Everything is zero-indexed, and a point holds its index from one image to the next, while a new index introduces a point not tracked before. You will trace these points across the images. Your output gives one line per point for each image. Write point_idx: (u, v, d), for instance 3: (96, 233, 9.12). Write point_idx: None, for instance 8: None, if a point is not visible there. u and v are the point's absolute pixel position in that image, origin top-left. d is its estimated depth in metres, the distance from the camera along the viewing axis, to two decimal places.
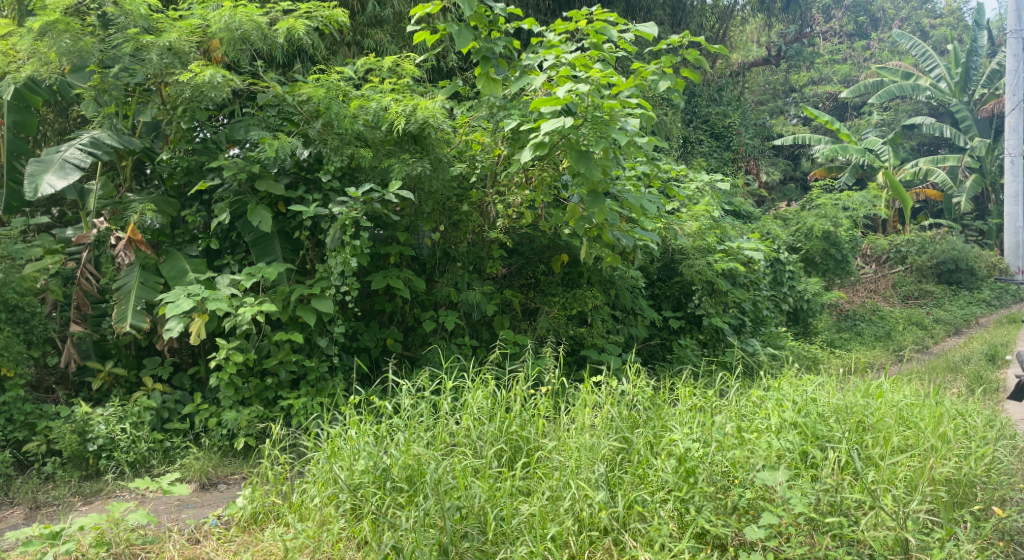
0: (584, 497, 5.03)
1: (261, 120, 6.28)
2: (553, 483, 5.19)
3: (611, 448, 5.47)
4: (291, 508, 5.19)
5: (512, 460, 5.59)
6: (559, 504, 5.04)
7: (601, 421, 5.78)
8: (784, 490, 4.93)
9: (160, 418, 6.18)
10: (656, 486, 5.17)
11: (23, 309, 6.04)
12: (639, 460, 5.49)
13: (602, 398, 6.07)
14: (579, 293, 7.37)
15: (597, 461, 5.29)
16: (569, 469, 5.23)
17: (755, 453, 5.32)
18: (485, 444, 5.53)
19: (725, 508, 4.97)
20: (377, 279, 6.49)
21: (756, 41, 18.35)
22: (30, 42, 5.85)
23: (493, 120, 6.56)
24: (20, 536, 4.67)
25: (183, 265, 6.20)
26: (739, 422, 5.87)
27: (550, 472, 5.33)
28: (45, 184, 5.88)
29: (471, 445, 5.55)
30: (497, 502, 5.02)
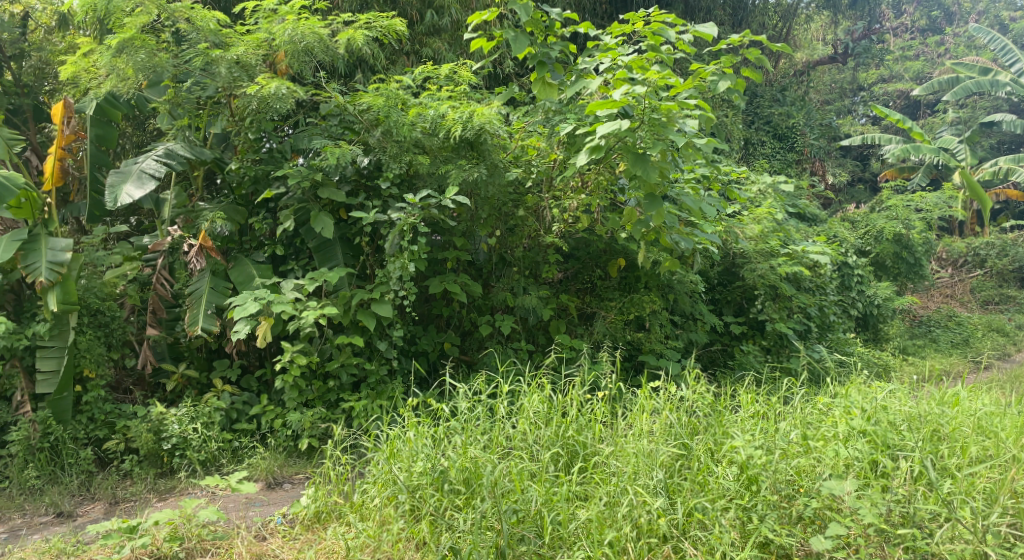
0: (642, 504, 4.99)
1: (323, 129, 6.48)
2: (610, 488, 5.13)
3: (670, 454, 5.39)
4: (351, 507, 5.29)
5: (569, 464, 5.56)
6: (617, 509, 5.00)
7: (659, 427, 5.70)
8: (853, 500, 4.87)
9: (229, 419, 6.37)
10: (717, 494, 5.09)
11: (104, 314, 6.41)
12: (699, 467, 5.39)
13: (661, 404, 5.96)
14: (636, 298, 7.32)
15: (656, 467, 5.24)
16: (627, 474, 5.19)
17: (822, 461, 5.24)
18: (541, 448, 5.53)
19: (789, 518, 4.95)
20: (434, 284, 6.59)
21: (820, 39, 18.11)
22: (108, 59, 6.14)
23: (549, 123, 6.58)
24: (99, 529, 4.91)
25: (250, 271, 6.37)
26: (805, 429, 5.72)
27: (608, 477, 5.28)
28: (123, 195, 6.09)
29: (528, 449, 5.57)
30: (553, 506, 5.03)
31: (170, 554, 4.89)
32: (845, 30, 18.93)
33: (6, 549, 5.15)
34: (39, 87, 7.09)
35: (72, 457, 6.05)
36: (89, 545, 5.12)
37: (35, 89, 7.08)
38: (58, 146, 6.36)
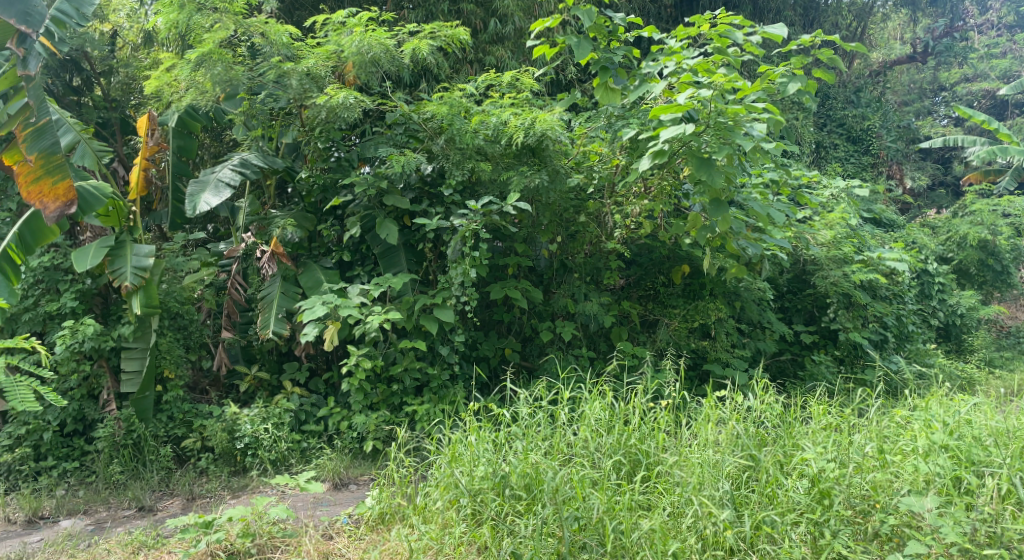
0: (708, 515, 4.90)
1: (388, 138, 6.56)
2: (674, 498, 5.07)
3: (736, 466, 5.28)
4: (414, 510, 5.33)
5: (631, 473, 5.48)
6: (682, 520, 4.95)
7: (725, 437, 5.54)
8: (934, 518, 4.70)
9: (298, 420, 6.53)
10: (786, 508, 4.99)
11: (183, 317, 6.75)
12: (767, 479, 5.26)
13: (727, 414, 5.81)
14: (701, 305, 7.27)
15: (722, 478, 5.14)
16: (692, 485, 5.09)
17: (900, 477, 5.07)
18: (603, 456, 5.46)
19: (864, 535, 4.84)
20: (495, 289, 6.66)
21: (899, 39, 17.71)
22: (188, 72, 6.38)
23: (611, 129, 6.58)
24: (179, 522, 5.13)
25: (318, 276, 6.56)
26: (881, 443, 5.49)
27: (672, 487, 5.20)
28: (201, 203, 6.30)
29: (589, 456, 5.50)
30: (616, 514, 4.98)
31: (243, 550, 5.02)
32: (922, 28, 17.92)
33: (91, 540, 5.38)
34: (125, 101, 7.44)
35: (153, 454, 6.28)
36: (167, 538, 5.30)
37: (122, 104, 7.44)
38: (143, 157, 6.65)
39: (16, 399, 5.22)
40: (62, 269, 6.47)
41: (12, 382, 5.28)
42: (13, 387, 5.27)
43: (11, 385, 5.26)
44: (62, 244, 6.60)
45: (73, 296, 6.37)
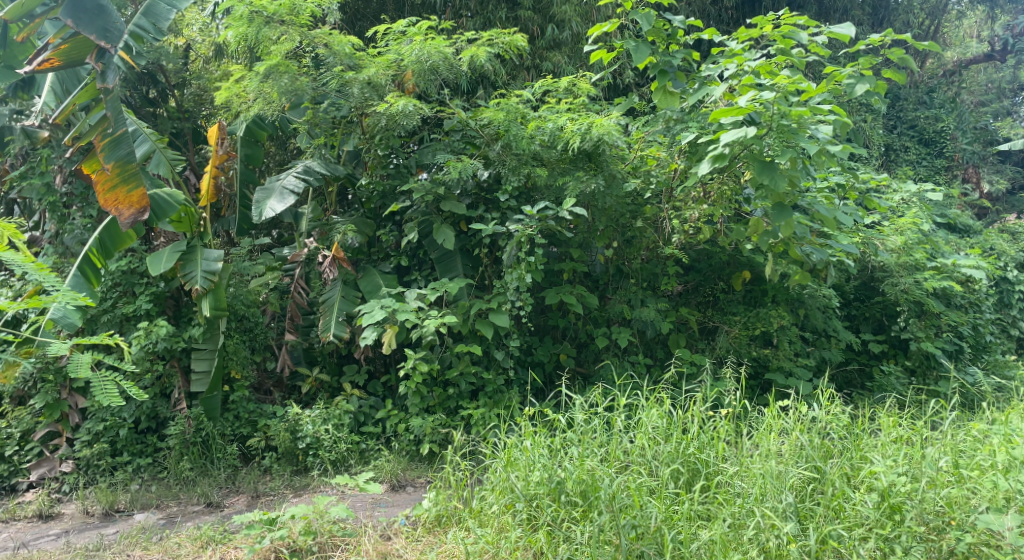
0: (770, 528, 4.82)
1: (446, 144, 6.63)
2: (735, 509, 4.95)
3: (801, 477, 5.16)
4: (471, 513, 5.38)
5: (690, 483, 5.38)
6: (743, 532, 4.82)
7: (789, 448, 5.43)
8: (1015, 536, 4.50)
9: (357, 421, 6.65)
10: (855, 522, 4.86)
11: (249, 319, 6.90)
12: (833, 492, 5.11)
13: (790, 424, 5.67)
14: (762, 312, 7.12)
15: (785, 490, 5.04)
16: (753, 496, 5.01)
17: (978, 494, 4.89)
18: (661, 465, 5.38)
19: (938, 552, 4.66)
20: (550, 294, 6.67)
21: (976, 36, 16.09)
22: (256, 84, 6.45)
23: (670, 132, 6.61)
24: (245, 519, 5.27)
25: (377, 280, 6.67)
26: (956, 457, 5.30)
27: (732, 498, 5.10)
28: (268, 208, 6.42)
29: (646, 465, 5.43)
30: (674, 523, 4.92)
31: (305, 547, 5.08)
32: (1002, 25, 16.16)
33: (163, 533, 5.54)
34: (197, 112, 7.69)
35: (220, 451, 6.48)
36: (235, 534, 5.48)
37: (194, 114, 7.68)
38: (213, 165, 6.80)
39: (101, 394, 5.00)
40: (138, 273, 6.70)
41: (99, 377, 5.10)
42: (99, 382, 5.08)
43: (99, 380, 5.08)
44: (138, 249, 6.83)
45: (148, 298, 6.58)
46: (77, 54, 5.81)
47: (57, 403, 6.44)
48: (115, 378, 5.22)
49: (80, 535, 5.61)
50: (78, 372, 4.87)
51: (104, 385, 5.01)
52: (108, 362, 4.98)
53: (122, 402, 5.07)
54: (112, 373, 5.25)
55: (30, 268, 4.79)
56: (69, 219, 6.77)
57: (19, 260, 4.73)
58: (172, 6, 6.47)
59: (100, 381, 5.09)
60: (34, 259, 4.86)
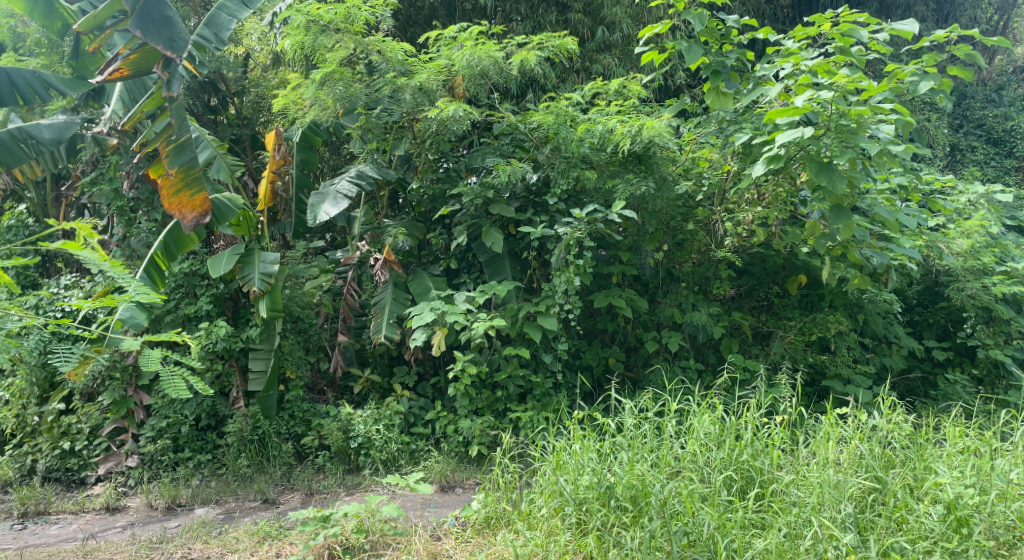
0: (829, 538, 4.70)
1: (496, 148, 6.70)
2: (791, 518, 4.85)
3: (860, 487, 5.04)
4: (520, 515, 5.38)
5: (744, 491, 5.27)
6: (799, 542, 4.72)
7: (848, 457, 5.28)
8: None
9: (407, 422, 6.71)
10: (918, 535, 4.71)
11: (304, 320, 6.98)
12: (895, 503, 4.99)
13: (849, 432, 5.51)
14: (819, 317, 6.95)
15: (843, 500, 4.92)
16: (811, 506, 4.91)
17: None
18: (713, 471, 5.27)
19: None
20: (599, 298, 6.63)
21: None
22: (312, 92, 6.47)
23: (723, 134, 6.44)
24: (300, 515, 5.29)
25: (427, 283, 6.69)
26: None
27: (788, 507, 4.99)
28: (322, 213, 6.46)
29: (698, 471, 5.32)
30: (728, 531, 4.83)
31: (357, 545, 5.14)
32: None
33: (222, 528, 5.67)
34: (255, 119, 7.89)
35: (276, 449, 6.57)
36: (290, 530, 5.55)
37: (252, 121, 7.89)
38: (270, 171, 6.85)
39: (170, 388, 4.78)
40: (199, 275, 6.80)
41: (166, 372, 4.89)
42: (166, 376, 4.88)
43: (165, 373, 4.87)
44: (200, 251, 6.97)
45: (209, 299, 6.68)
46: (145, 64, 5.99)
47: (123, 400, 6.56)
48: (181, 374, 4.98)
49: (144, 528, 5.76)
50: (149, 366, 4.63)
51: (175, 379, 4.81)
52: (179, 357, 4.75)
53: (184, 393, 4.90)
54: (175, 366, 4.99)
55: (110, 269, 4.63)
56: (136, 224, 6.90)
57: (103, 263, 4.57)
58: (234, 16, 6.56)
59: (164, 374, 4.89)
60: (110, 258, 4.70)
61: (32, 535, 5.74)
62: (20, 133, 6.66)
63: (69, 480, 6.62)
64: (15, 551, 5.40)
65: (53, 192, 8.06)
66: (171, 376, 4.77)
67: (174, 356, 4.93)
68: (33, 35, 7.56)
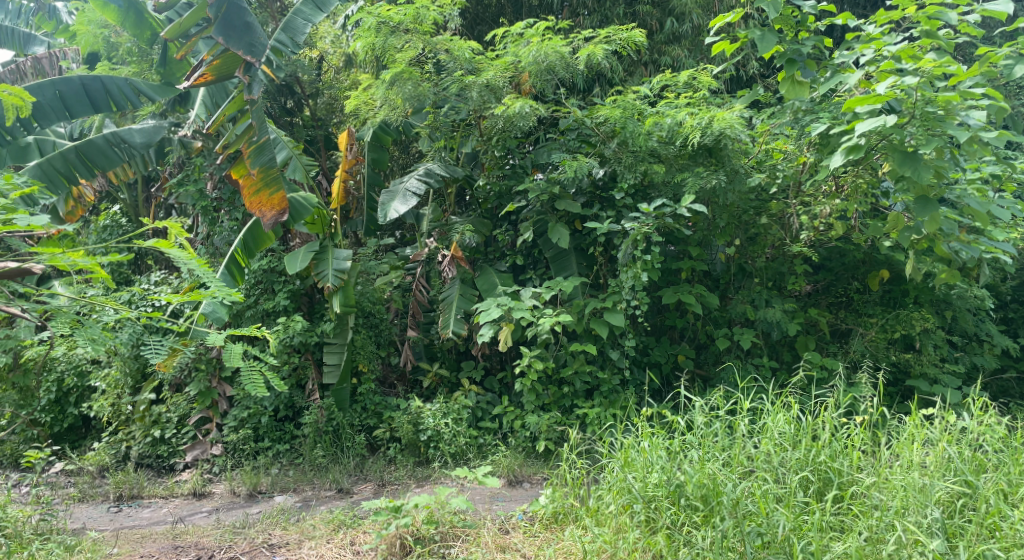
0: (913, 543, 4.53)
1: (562, 143, 6.70)
2: (873, 522, 4.68)
3: (948, 492, 4.83)
4: (587, 511, 5.35)
5: (821, 492, 5.11)
6: (881, 547, 4.54)
7: (934, 460, 5.06)
8: None
9: (475, 416, 6.77)
10: (1012, 543, 4.51)
11: (375, 315, 7.12)
12: (987, 509, 4.78)
13: (936, 433, 5.26)
14: (903, 313, 6.66)
15: (930, 504, 4.71)
16: (894, 510, 4.70)
17: None
18: (788, 472, 5.11)
19: None
20: (668, 294, 6.52)
21: None
22: (381, 91, 6.52)
23: (798, 124, 6.25)
24: (372, 505, 5.31)
25: (493, 279, 6.73)
26: None
27: (869, 510, 4.82)
28: (391, 210, 6.51)
29: (772, 471, 5.16)
30: (804, 533, 4.69)
31: (428, 535, 5.17)
32: None
33: (300, 515, 5.83)
34: (329, 120, 7.98)
35: (349, 441, 6.70)
36: (363, 519, 5.67)
37: (325, 122, 8.00)
38: (343, 170, 6.96)
39: (248, 384, 4.72)
40: (277, 271, 7.00)
41: (245, 367, 4.81)
42: (245, 371, 4.80)
43: (244, 369, 4.77)
44: (277, 249, 7.16)
45: (286, 294, 6.87)
46: (227, 69, 6.14)
47: (208, 391, 6.82)
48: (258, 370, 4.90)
49: (228, 513, 5.95)
50: (231, 361, 4.58)
51: (255, 379, 4.72)
52: (259, 353, 4.67)
53: (262, 390, 4.84)
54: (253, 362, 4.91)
55: (198, 268, 4.60)
56: (219, 223, 7.15)
57: (191, 262, 4.50)
58: (308, 20, 6.71)
59: (242, 371, 4.80)
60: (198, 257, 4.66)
61: (126, 517, 5.98)
62: (113, 137, 7.02)
63: (160, 466, 6.84)
64: (111, 532, 5.65)
65: (144, 193, 8.46)
66: (251, 376, 4.69)
67: (254, 352, 4.83)
68: (125, 45, 7.72)
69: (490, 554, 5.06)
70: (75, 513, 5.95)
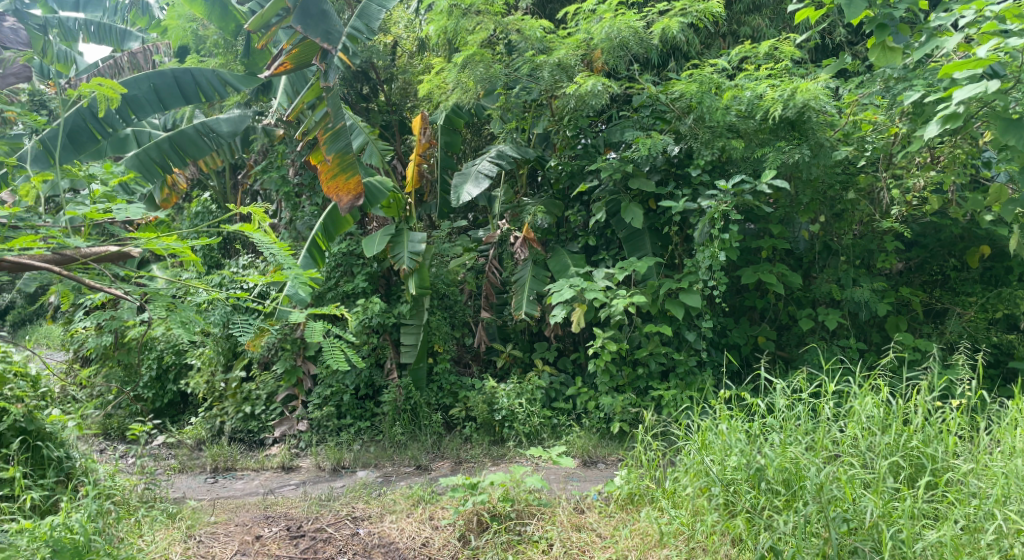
0: (1015, 533, 4.31)
1: (635, 121, 6.59)
2: (970, 511, 4.46)
3: None
4: (664, 494, 5.23)
5: (913, 479, 4.88)
6: (979, 536, 4.34)
7: None
8: None
9: (549, 397, 6.80)
10: None
11: (450, 297, 7.23)
12: None
13: None
14: (1006, 292, 6.29)
15: None
16: (994, 498, 4.49)
17: None
18: (877, 457, 4.89)
19: None
20: (748, 273, 6.33)
21: None
22: (454, 75, 6.57)
23: (889, 93, 5.91)
24: (449, 482, 5.40)
25: (566, 260, 6.68)
26: None
27: (965, 498, 4.61)
28: (464, 193, 6.54)
29: (859, 457, 4.96)
30: (894, 520, 4.47)
31: (504, 513, 5.15)
32: None
33: (381, 490, 5.96)
34: (403, 104, 8.12)
35: (427, 419, 6.84)
36: (442, 495, 5.76)
37: (400, 106, 8.11)
38: (416, 154, 6.97)
39: (330, 360, 4.33)
40: (356, 254, 7.19)
41: (327, 343, 4.42)
42: (327, 346, 4.41)
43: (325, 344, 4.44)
44: (355, 232, 7.33)
45: (365, 277, 7.07)
46: (305, 57, 6.26)
47: (294, 369, 7.09)
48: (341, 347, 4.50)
49: (315, 486, 6.15)
50: (311, 338, 4.18)
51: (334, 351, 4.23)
52: (341, 329, 4.27)
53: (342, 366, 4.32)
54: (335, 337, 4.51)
55: (279, 253, 4.45)
56: (301, 207, 7.39)
57: (275, 246, 4.42)
58: (382, 6, 6.79)
59: (324, 347, 4.42)
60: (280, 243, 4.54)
61: (222, 488, 6.28)
62: (202, 127, 7.35)
63: (251, 440, 7.16)
64: (208, 502, 5.92)
65: (231, 180, 8.84)
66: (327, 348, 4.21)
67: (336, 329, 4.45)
68: (213, 37, 8.14)
69: (566, 532, 5.03)
70: (175, 483, 6.29)
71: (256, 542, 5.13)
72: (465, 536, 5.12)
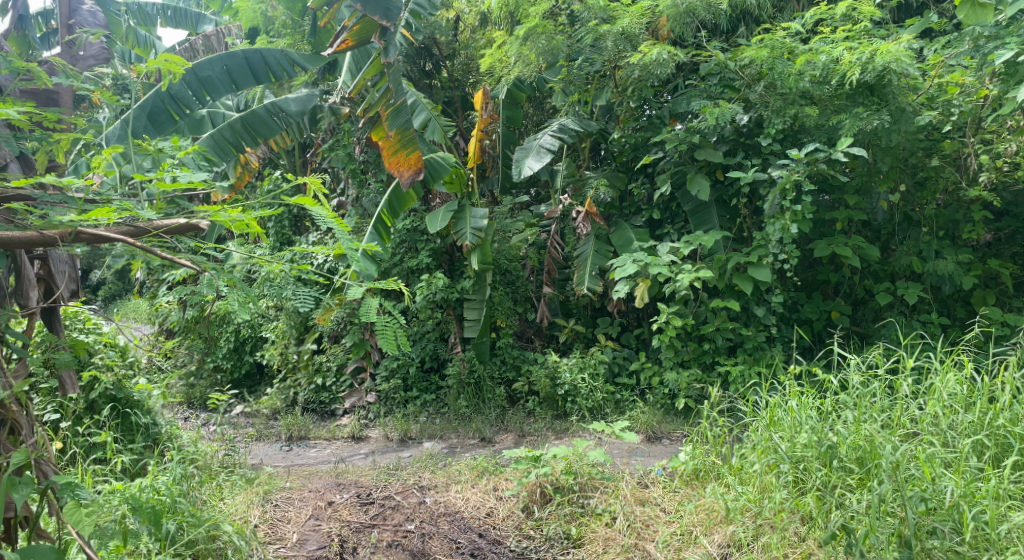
0: None
1: (702, 90, 6.37)
2: None
3: None
4: (730, 470, 5.13)
5: (998, 459, 4.63)
6: None
7: None
8: None
9: (612, 372, 6.80)
10: None
11: (511, 273, 7.24)
12: None
13: None
14: None
15: None
16: None
17: None
18: (958, 436, 4.66)
19: None
20: (821, 246, 6.11)
21: None
22: (516, 48, 6.51)
23: (979, 53, 5.43)
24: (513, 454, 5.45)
25: (629, 234, 6.61)
26: None
27: None
28: (526, 167, 6.48)
29: (940, 436, 4.73)
30: (977, 501, 4.22)
31: (566, 486, 5.15)
32: None
33: (447, 460, 6.06)
34: (466, 79, 8.11)
35: (490, 392, 6.92)
36: (506, 467, 5.82)
37: (463, 82, 8.13)
38: (478, 129, 6.91)
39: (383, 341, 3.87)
40: (420, 230, 7.31)
41: (380, 320, 3.96)
42: (380, 325, 3.96)
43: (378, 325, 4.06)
44: (419, 209, 7.43)
45: (429, 252, 7.18)
46: (366, 35, 6.28)
47: (362, 342, 7.27)
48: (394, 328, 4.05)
49: (383, 456, 6.30)
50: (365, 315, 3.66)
51: (387, 334, 3.84)
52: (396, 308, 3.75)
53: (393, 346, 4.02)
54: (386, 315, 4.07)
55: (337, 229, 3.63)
56: (367, 185, 7.62)
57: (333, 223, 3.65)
58: None
59: (377, 328, 3.94)
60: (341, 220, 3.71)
61: (296, 455, 6.51)
62: (273, 108, 7.57)
63: (323, 411, 7.41)
64: (284, 468, 6.15)
65: (300, 159, 9.12)
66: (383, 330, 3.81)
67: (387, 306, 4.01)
68: (280, 19, 8.32)
69: (629, 506, 4.98)
70: (253, 450, 6.55)
71: (328, 508, 5.26)
72: (528, 508, 5.14)
